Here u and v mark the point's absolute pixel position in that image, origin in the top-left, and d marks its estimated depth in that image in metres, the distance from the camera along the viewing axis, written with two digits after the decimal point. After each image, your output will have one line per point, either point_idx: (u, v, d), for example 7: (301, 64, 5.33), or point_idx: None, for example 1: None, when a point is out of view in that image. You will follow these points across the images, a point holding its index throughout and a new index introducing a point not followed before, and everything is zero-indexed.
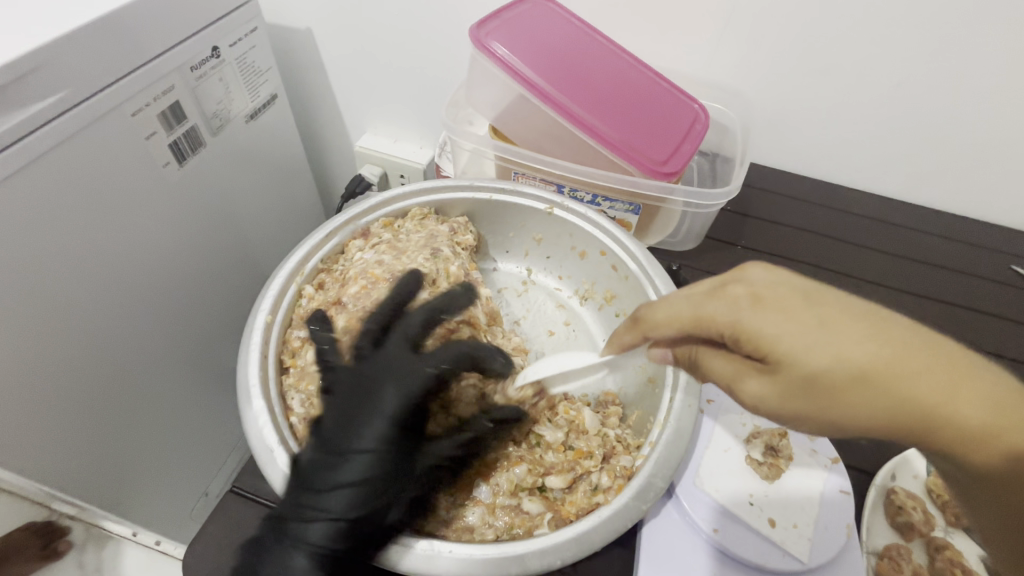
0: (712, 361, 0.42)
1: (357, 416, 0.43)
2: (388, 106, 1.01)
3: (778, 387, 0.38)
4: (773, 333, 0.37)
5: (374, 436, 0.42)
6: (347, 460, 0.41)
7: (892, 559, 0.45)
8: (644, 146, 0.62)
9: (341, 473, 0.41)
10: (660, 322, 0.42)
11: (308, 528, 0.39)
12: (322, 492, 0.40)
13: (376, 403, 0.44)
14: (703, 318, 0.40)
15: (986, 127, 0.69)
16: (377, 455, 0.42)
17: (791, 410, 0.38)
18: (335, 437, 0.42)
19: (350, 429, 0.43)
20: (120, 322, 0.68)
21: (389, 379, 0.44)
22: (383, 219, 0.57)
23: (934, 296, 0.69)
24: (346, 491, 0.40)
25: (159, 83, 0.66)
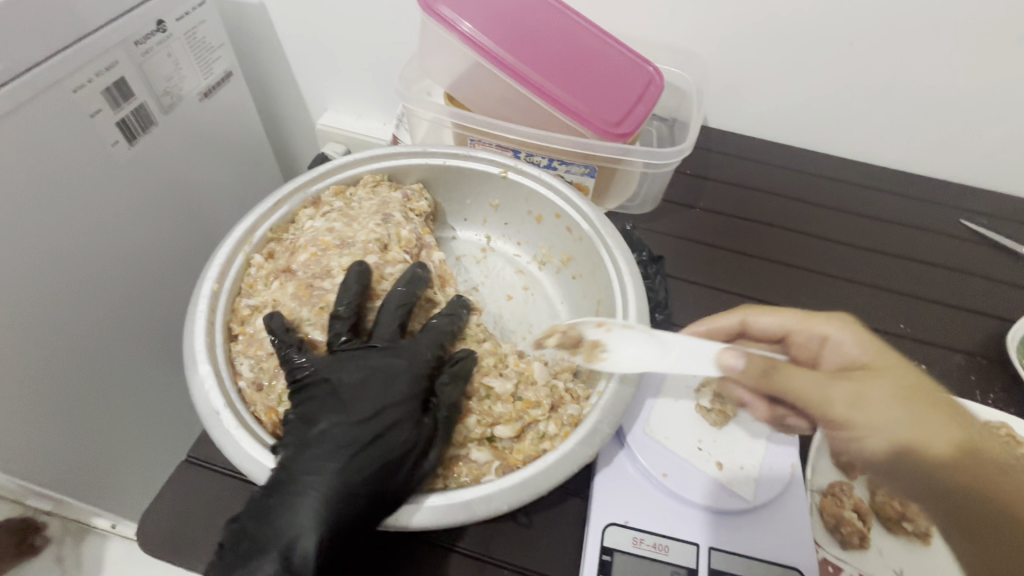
0: (793, 373, 0.40)
1: (364, 380, 0.42)
2: (348, 82, 1.00)
3: (876, 390, 0.39)
4: (859, 344, 0.43)
5: (385, 395, 0.42)
6: (361, 421, 0.41)
7: (835, 495, 0.47)
8: (597, 108, 0.63)
9: (355, 433, 0.40)
10: (768, 317, 0.49)
11: (319, 499, 0.38)
12: (332, 451, 0.39)
13: (382, 368, 0.43)
14: (811, 324, 0.46)
15: (932, 84, 0.71)
16: (391, 413, 0.41)
17: (889, 417, 0.38)
18: (339, 401, 0.42)
19: (356, 394, 0.42)
20: (76, 309, 0.66)
21: (394, 347, 0.45)
22: (334, 187, 0.57)
23: (886, 251, 0.71)
24: (362, 447, 0.40)
25: (101, 58, 0.64)
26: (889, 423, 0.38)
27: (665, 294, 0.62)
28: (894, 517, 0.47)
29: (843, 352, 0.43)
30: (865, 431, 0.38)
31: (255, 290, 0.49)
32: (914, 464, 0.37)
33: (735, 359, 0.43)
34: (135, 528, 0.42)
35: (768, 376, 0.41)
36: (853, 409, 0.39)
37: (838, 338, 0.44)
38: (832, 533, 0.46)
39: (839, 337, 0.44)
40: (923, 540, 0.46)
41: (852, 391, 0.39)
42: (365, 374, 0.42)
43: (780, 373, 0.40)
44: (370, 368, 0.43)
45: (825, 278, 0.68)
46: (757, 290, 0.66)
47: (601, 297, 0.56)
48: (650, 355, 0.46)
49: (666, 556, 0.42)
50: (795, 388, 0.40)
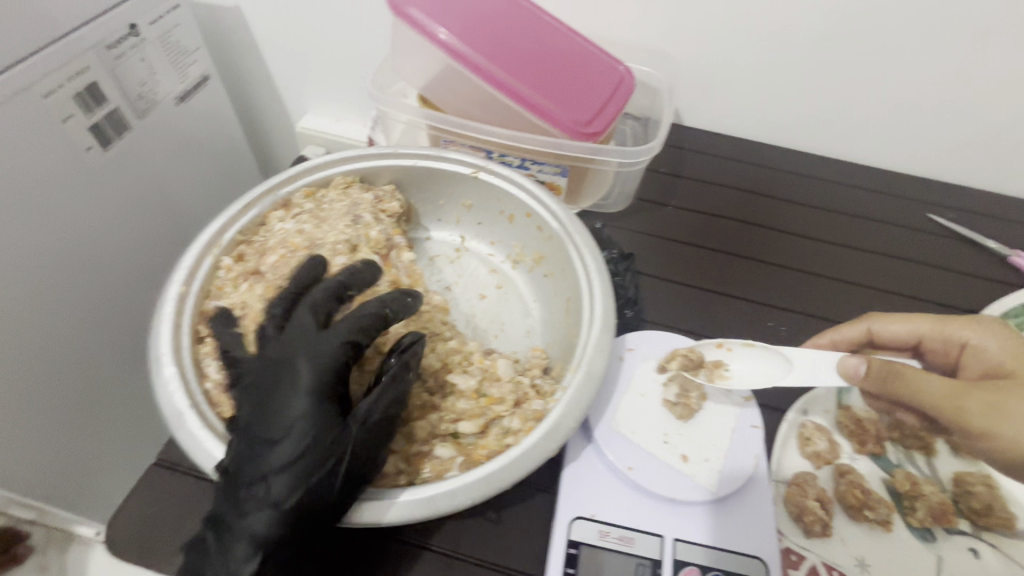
0: (925, 378, 0.47)
1: (274, 398, 0.39)
2: (328, 85, 1.00)
3: (1022, 398, 0.46)
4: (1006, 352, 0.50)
5: (295, 412, 0.38)
6: (273, 444, 0.38)
7: (799, 485, 0.49)
8: (568, 107, 0.63)
9: (270, 459, 0.38)
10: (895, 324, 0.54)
11: (250, 537, 0.37)
12: (251, 483, 0.37)
13: (290, 381, 0.39)
14: (948, 333, 0.52)
15: (896, 81, 0.73)
16: (304, 426, 0.38)
17: None
18: (252, 425, 0.39)
19: (268, 409, 0.39)
20: (50, 315, 0.66)
21: (299, 352, 0.40)
22: (305, 189, 0.57)
23: (856, 246, 0.72)
24: (278, 473, 0.37)
25: (73, 63, 0.64)
26: None
27: (636, 292, 0.64)
28: (856, 504, 0.48)
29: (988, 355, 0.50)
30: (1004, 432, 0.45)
31: (224, 292, 0.49)
32: None
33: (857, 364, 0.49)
34: (103, 530, 0.42)
35: (890, 379, 0.48)
36: None
37: (978, 346, 0.51)
38: (796, 522, 0.47)
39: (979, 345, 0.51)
40: (884, 526, 0.47)
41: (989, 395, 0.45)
42: (277, 386, 0.39)
43: (907, 376, 0.47)
44: (281, 379, 0.40)
45: (795, 273, 0.69)
46: (729, 285, 0.67)
47: (570, 295, 0.56)
48: (775, 372, 0.52)
49: (632, 548, 0.43)
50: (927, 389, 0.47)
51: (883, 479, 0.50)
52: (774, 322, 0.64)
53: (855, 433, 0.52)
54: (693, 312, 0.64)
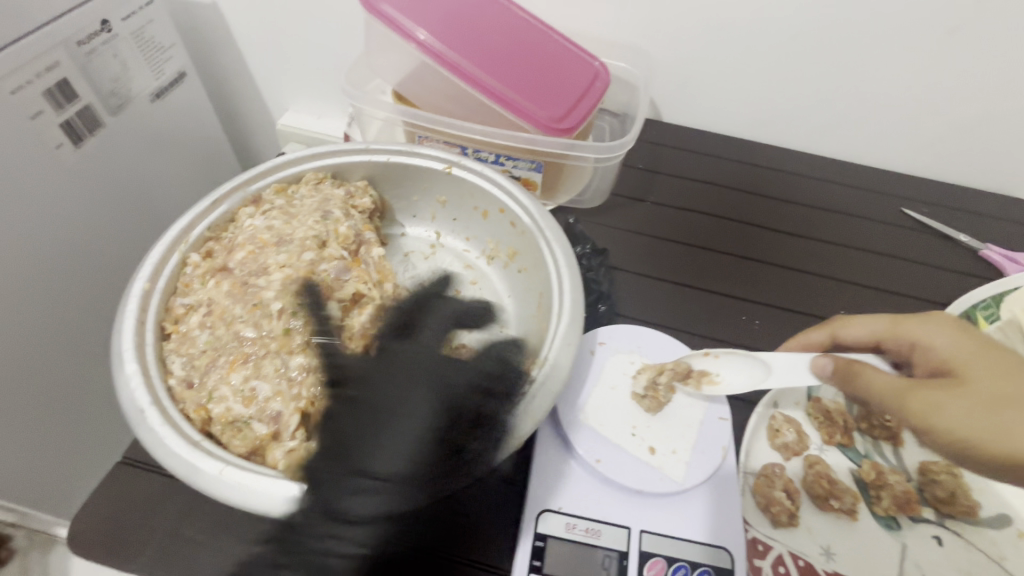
0: (871, 377, 0.45)
1: (383, 430, 0.41)
2: (308, 82, 1.00)
3: (963, 396, 0.41)
4: (958, 347, 0.44)
5: (409, 448, 0.41)
6: (385, 481, 0.39)
7: (767, 476, 0.49)
8: (542, 103, 0.63)
9: (378, 492, 0.39)
10: (855, 326, 0.51)
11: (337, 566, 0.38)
12: (352, 514, 0.38)
13: (410, 418, 0.42)
14: (901, 330, 0.48)
15: (870, 77, 0.74)
16: (420, 464, 0.40)
17: (967, 421, 0.40)
18: (364, 456, 0.40)
19: (375, 447, 0.41)
20: (20, 314, 0.65)
21: (417, 391, 0.43)
22: (275, 185, 0.57)
23: (830, 240, 0.73)
24: (381, 509, 0.39)
25: (41, 59, 0.63)
26: (968, 424, 0.40)
27: (610, 287, 0.64)
28: (823, 494, 0.48)
29: (935, 350, 0.45)
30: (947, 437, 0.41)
31: (190, 289, 0.48)
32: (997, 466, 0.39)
33: (825, 362, 0.48)
34: (66, 529, 0.42)
35: (850, 380, 0.47)
36: (928, 414, 0.41)
37: (928, 342, 0.46)
38: (763, 512, 0.47)
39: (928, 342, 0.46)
40: (850, 516, 0.48)
41: (927, 399, 0.42)
42: (394, 425, 0.41)
43: (861, 376, 0.46)
44: (403, 418, 0.42)
45: (770, 267, 0.69)
46: (704, 280, 0.67)
47: (542, 290, 0.57)
48: (757, 374, 0.52)
49: (599, 540, 0.43)
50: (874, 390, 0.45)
51: (850, 470, 0.51)
52: (748, 316, 0.64)
53: (824, 424, 0.53)
54: (667, 306, 0.64)
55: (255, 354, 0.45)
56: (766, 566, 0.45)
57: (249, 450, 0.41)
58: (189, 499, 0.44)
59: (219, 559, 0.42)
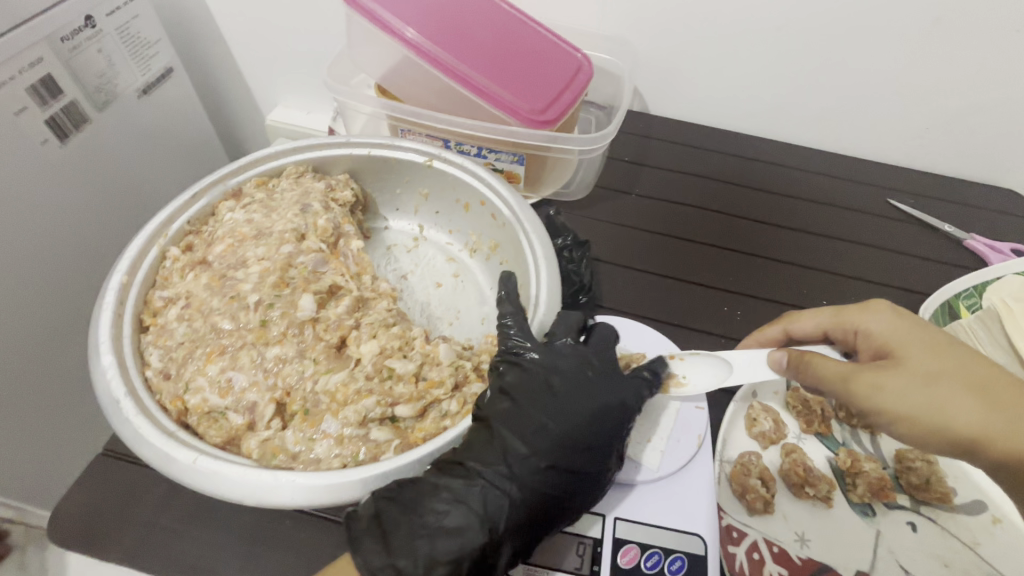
0: (822, 363, 0.45)
1: (577, 405, 0.44)
2: (296, 77, 1.00)
3: (901, 376, 0.44)
4: (893, 330, 0.47)
5: (594, 426, 0.43)
6: (576, 444, 0.43)
7: (744, 464, 0.49)
8: (523, 96, 0.63)
9: (563, 450, 0.43)
10: (805, 320, 0.53)
11: (513, 498, 0.41)
12: (541, 460, 0.42)
13: (602, 399, 0.45)
14: (843, 320, 0.50)
15: (854, 68, 0.74)
16: (600, 443, 0.43)
17: (906, 401, 0.43)
18: (559, 417, 0.44)
19: (565, 413, 0.44)
20: (7, 310, 0.65)
21: (605, 379, 0.46)
22: (256, 179, 0.57)
23: (814, 231, 0.73)
24: (562, 467, 0.42)
25: (25, 54, 0.63)
26: (908, 405, 0.43)
27: (591, 279, 0.64)
28: (799, 482, 0.49)
29: (874, 337, 0.47)
30: (890, 416, 0.43)
31: (170, 282, 0.49)
32: (937, 438, 0.43)
33: (780, 355, 0.47)
34: (46, 519, 0.43)
35: (802, 368, 0.46)
36: (871, 395, 0.44)
37: (868, 328, 0.48)
38: (739, 500, 0.48)
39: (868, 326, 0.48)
40: (825, 503, 0.49)
41: (872, 382, 0.44)
42: (577, 399, 0.44)
43: (813, 364, 0.45)
44: (585, 392, 0.45)
45: (754, 258, 0.69)
46: (687, 272, 0.67)
47: (522, 282, 0.57)
48: (720, 371, 0.49)
49: (574, 527, 0.44)
50: (824, 376, 0.45)
51: (827, 458, 0.52)
52: (729, 307, 0.64)
53: (802, 413, 0.53)
54: (648, 298, 0.64)
55: (232, 346, 0.45)
56: (740, 552, 0.45)
57: (224, 440, 0.42)
58: (167, 489, 0.44)
59: (198, 547, 0.42)
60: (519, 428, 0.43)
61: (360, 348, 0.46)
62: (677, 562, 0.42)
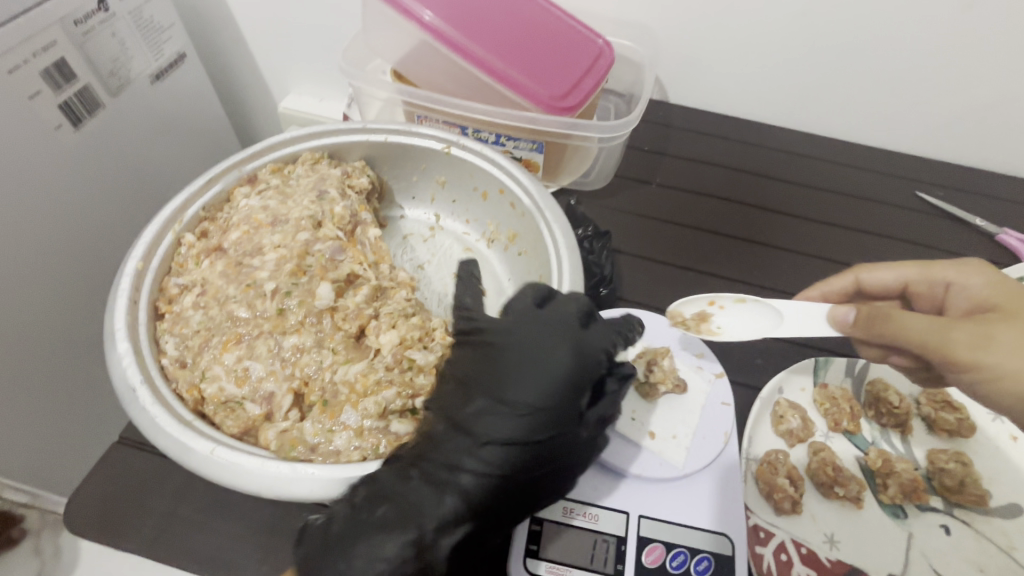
0: (905, 321, 0.43)
1: (524, 369, 0.40)
2: (308, 64, 0.98)
3: (1009, 331, 0.43)
4: (988, 287, 0.48)
5: (540, 394, 0.39)
6: (516, 415, 0.39)
7: (770, 463, 0.48)
8: (542, 82, 0.62)
9: (505, 426, 0.39)
10: (880, 272, 0.53)
11: (455, 490, 0.38)
12: (480, 441, 0.39)
13: (549, 360, 0.40)
14: (930, 273, 0.51)
15: (885, 57, 0.71)
16: (548, 408, 0.39)
17: (1015, 356, 0.42)
18: (498, 388, 0.40)
19: (508, 383, 0.40)
20: (24, 297, 0.65)
21: (556, 338, 0.41)
22: (271, 165, 0.56)
23: (840, 224, 0.71)
24: (504, 445, 0.39)
25: (39, 37, 0.62)
26: (1014, 359, 0.42)
27: (610, 270, 0.63)
28: (827, 482, 0.47)
29: (968, 292, 0.49)
30: (994, 371, 0.43)
31: (185, 269, 0.48)
32: None
33: (846, 312, 0.47)
34: (63, 507, 0.42)
35: (876, 323, 0.44)
36: (976, 352, 0.43)
37: (963, 283, 0.49)
38: (766, 499, 0.47)
39: (964, 283, 0.49)
40: (855, 504, 0.47)
41: (978, 334, 0.43)
42: (522, 365, 0.40)
43: (892, 321, 0.43)
44: (530, 355, 0.40)
45: (777, 251, 0.68)
46: (708, 264, 0.65)
47: (542, 273, 0.55)
48: (767, 324, 0.51)
49: (596, 525, 0.43)
50: (908, 332, 0.43)
51: (857, 458, 0.50)
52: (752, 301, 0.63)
53: (831, 411, 0.51)
54: (669, 290, 0.63)
55: (249, 335, 0.44)
56: (768, 553, 0.44)
57: (241, 430, 0.41)
58: (183, 478, 0.44)
59: (216, 538, 0.42)
60: (460, 410, 0.40)
61: (379, 338, 0.45)
62: (704, 563, 0.41)
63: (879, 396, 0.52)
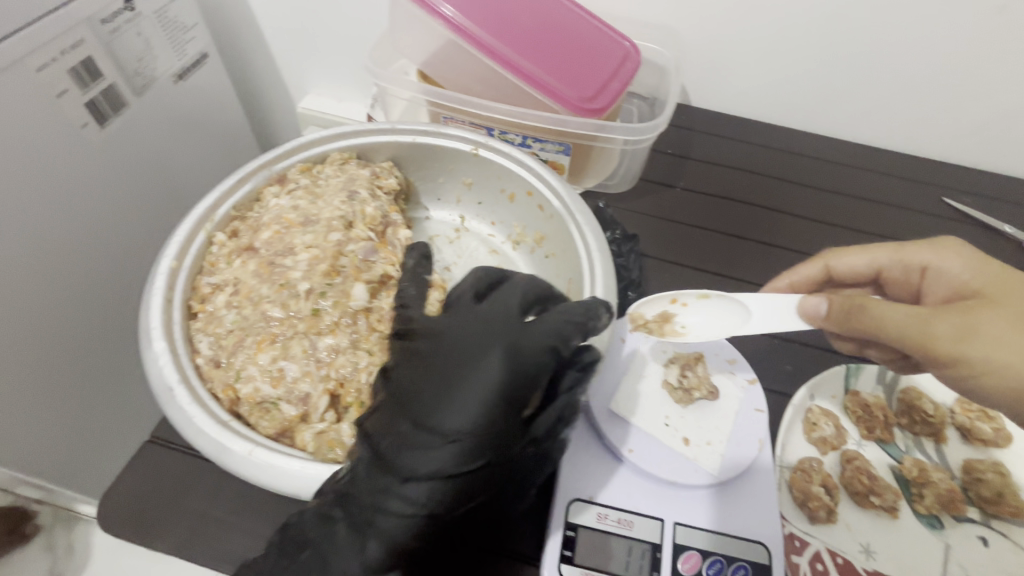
0: (883, 309, 0.41)
1: (453, 386, 0.37)
2: (328, 65, 0.98)
3: (994, 318, 0.41)
4: (964, 269, 0.47)
5: (466, 418, 0.36)
6: (440, 445, 0.36)
7: (804, 471, 0.47)
8: (570, 84, 0.61)
9: (431, 458, 0.36)
10: (850, 258, 0.54)
11: (378, 532, 0.36)
12: (403, 477, 0.36)
13: (478, 374, 0.37)
14: (904, 257, 0.51)
15: (914, 61, 0.70)
16: (475, 432, 0.36)
17: (1001, 346, 0.40)
18: (423, 413, 0.37)
19: (435, 406, 0.37)
20: (48, 295, 0.65)
21: (491, 345, 0.38)
22: (300, 165, 0.56)
23: (866, 230, 0.70)
24: (427, 482, 0.36)
25: (66, 36, 0.62)
26: (1002, 349, 0.40)
27: (637, 273, 0.63)
28: (862, 491, 0.46)
29: (946, 276, 0.48)
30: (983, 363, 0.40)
31: (217, 268, 0.48)
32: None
33: (818, 304, 0.45)
34: (98, 506, 0.42)
35: (852, 315, 0.43)
36: (961, 344, 0.40)
37: (940, 265, 0.48)
38: (800, 507, 0.46)
39: (940, 267, 0.48)
40: (891, 513, 0.46)
41: (962, 325, 0.41)
42: (452, 381, 0.37)
43: (868, 311, 0.42)
44: (461, 369, 0.37)
45: (803, 256, 0.67)
46: (733, 269, 0.65)
47: (572, 276, 0.55)
48: (733, 321, 0.50)
49: (630, 531, 0.42)
50: (887, 322, 0.41)
51: (890, 466, 0.49)
52: None
53: (863, 419, 0.51)
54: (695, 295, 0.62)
55: (283, 335, 0.44)
56: (803, 563, 0.43)
57: (278, 431, 0.41)
58: (216, 478, 0.44)
59: (249, 540, 0.41)
60: (385, 441, 0.37)
61: None
62: (740, 572, 0.41)
63: (913, 404, 0.51)
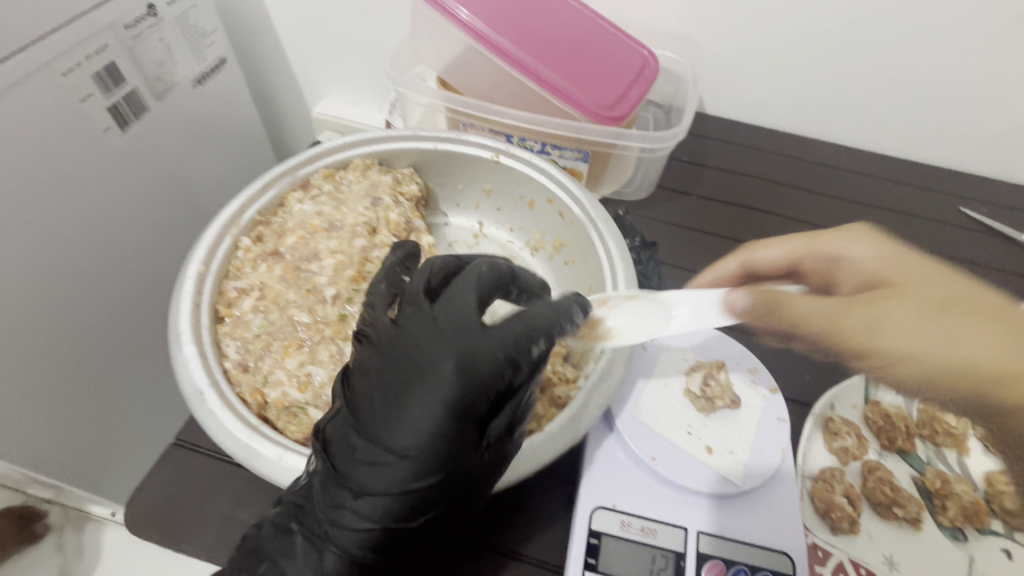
0: (802, 303, 0.40)
1: (404, 399, 0.35)
2: (344, 70, 0.99)
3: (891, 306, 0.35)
4: (870, 257, 0.41)
5: (418, 434, 0.34)
6: (393, 463, 0.34)
7: (826, 481, 0.47)
8: (590, 92, 0.62)
9: (385, 476, 0.35)
10: (769, 250, 0.49)
11: (334, 545, 0.36)
12: (356, 494, 0.35)
13: (430, 385, 0.34)
14: (819, 247, 0.46)
15: (932, 71, 0.70)
16: (429, 448, 0.34)
17: (904, 336, 0.34)
18: (375, 427, 0.35)
19: (387, 420, 0.35)
20: (70, 296, 0.66)
21: (444, 350, 0.34)
22: (323, 170, 0.56)
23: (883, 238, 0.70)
24: (380, 499, 0.35)
25: (91, 41, 0.63)
26: (899, 341, 0.34)
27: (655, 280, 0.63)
28: (885, 502, 0.46)
29: (852, 266, 0.42)
30: (886, 359, 0.35)
31: (242, 273, 0.49)
32: (943, 386, 0.34)
33: (739, 298, 0.43)
34: (126, 508, 0.42)
35: (772, 309, 0.42)
36: (863, 337, 0.36)
37: (846, 255, 0.43)
38: (823, 518, 0.46)
39: (850, 256, 0.43)
40: (914, 525, 0.46)
41: (865, 316, 0.36)
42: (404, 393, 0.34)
43: (785, 305, 0.41)
44: (412, 378, 0.35)
45: None
46: None
47: (592, 283, 0.56)
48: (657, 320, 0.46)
49: (654, 539, 0.42)
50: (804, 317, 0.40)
51: (912, 478, 0.49)
52: None
53: (883, 429, 0.50)
54: None
55: (310, 340, 0.45)
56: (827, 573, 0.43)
57: (305, 436, 0.41)
58: (241, 482, 0.44)
59: None
60: (341, 454, 0.36)
61: None
62: None
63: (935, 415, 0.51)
